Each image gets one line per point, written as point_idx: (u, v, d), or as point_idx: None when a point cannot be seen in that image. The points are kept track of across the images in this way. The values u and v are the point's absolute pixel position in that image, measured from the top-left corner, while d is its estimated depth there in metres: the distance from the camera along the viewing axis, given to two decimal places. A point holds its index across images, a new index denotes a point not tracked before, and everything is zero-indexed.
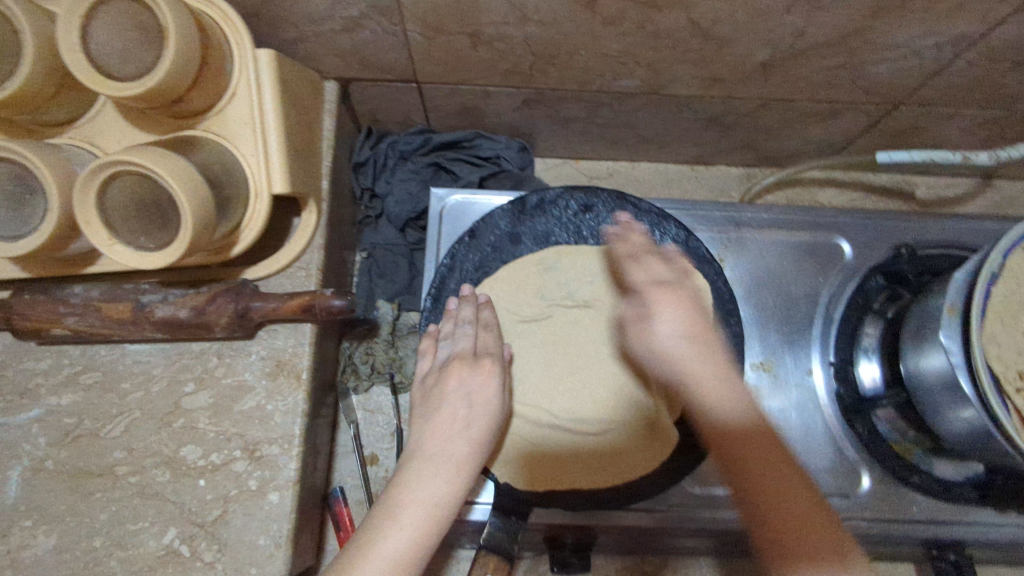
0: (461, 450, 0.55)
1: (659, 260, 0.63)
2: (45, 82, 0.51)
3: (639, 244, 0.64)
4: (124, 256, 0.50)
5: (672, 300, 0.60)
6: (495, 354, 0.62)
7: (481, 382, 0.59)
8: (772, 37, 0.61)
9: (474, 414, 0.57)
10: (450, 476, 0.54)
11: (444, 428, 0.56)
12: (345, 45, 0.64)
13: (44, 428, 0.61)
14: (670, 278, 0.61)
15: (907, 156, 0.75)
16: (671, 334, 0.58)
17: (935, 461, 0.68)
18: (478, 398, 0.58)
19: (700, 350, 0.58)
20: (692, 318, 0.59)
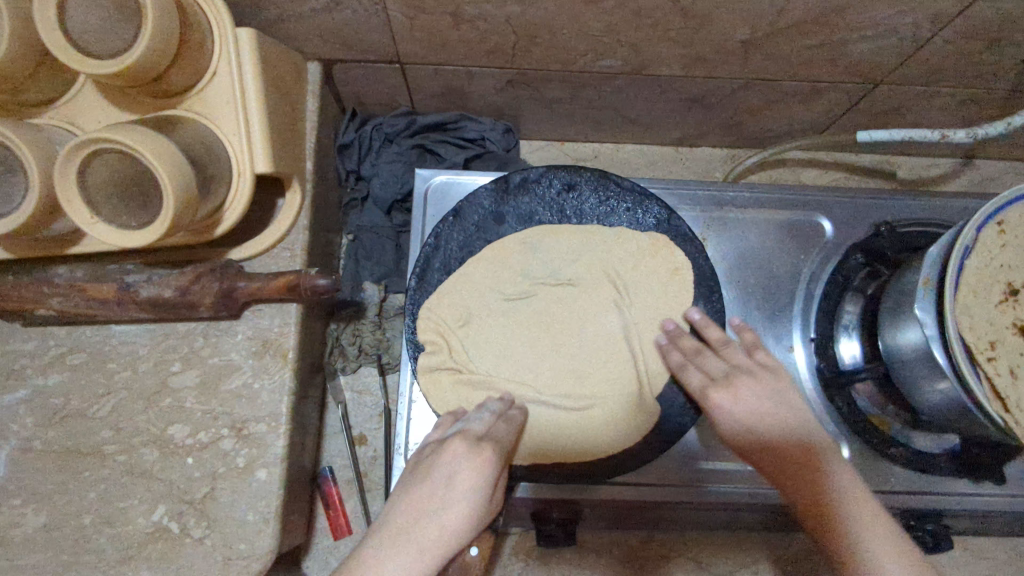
0: (431, 535, 0.47)
1: (711, 356, 0.60)
2: (23, 60, 0.50)
3: (691, 346, 0.62)
4: (107, 235, 0.50)
5: (727, 394, 0.56)
6: (496, 440, 0.54)
7: (474, 466, 0.50)
8: (751, 15, 0.62)
9: (456, 497, 0.49)
10: (409, 566, 0.45)
11: (421, 504, 0.48)
12: (326, 24, 0.64)
13: (31, 408, 0.62)
14: (724, 372, 0.58)
15: (886, 135, 0.75)
16: (733, 428, 0.55)
17: (913, 434, 0.69)
18: (462, 481, 0.49)
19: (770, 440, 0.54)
20: (750, 405, 0.55)
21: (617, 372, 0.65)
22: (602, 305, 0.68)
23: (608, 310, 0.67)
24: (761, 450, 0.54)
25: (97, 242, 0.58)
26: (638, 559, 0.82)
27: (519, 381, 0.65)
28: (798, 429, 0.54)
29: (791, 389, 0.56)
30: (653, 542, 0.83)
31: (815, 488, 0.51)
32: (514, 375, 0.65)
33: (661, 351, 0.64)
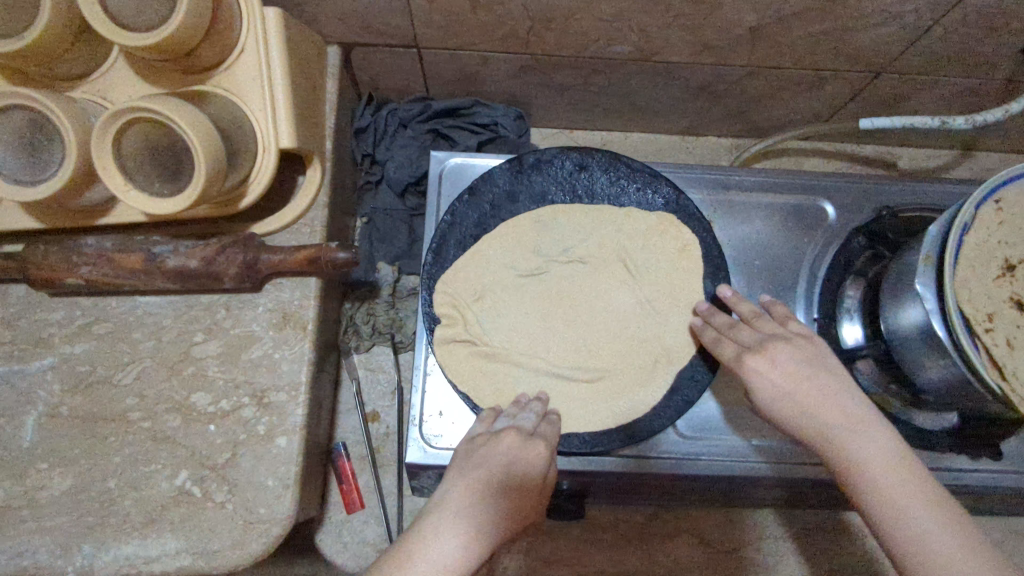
0: (492, 511, 0.49)
1: (745, 328, 0.60)
2: (63, 33, 0.52)
3: (724, 321, 0.63)
4: (139, 201, 0.52)
5: (764, 359, 0.56)
6: (547, 437, 0.58)
7: (530, 457, 0.55)
8: (759, 2, 0.64)
9: (513, 481, 0.52)
10: (473, 537, 0.47)
11: (482, 482, 0.51)
12: (347, 7, 0.66)
13: (58, 375, 0.63)
14: (759, 340, 0.58)
15: (889, 122, 0.77)
16: (775, 398, 0.54)
17: (913, 412, 0.71)
18: (518, 467, 0.53)
19: (814, 407, 0.53)
20: (789, 370, 0.55)
21: (626, 346, 0.68)
22: (612, 282, 0.70)
23: (618, 288, 0.70)
24: (813, 441, 0.52)
25: (126, 213, 0.60)
26: (643, 535, 0.84)
27: (531, 354, 0.67)
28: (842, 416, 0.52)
29: (827, 355, 0.56)
30: (657, 520, 0.85)
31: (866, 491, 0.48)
32: (526, 349, 0.67)
33: (697, 331, 0.64)
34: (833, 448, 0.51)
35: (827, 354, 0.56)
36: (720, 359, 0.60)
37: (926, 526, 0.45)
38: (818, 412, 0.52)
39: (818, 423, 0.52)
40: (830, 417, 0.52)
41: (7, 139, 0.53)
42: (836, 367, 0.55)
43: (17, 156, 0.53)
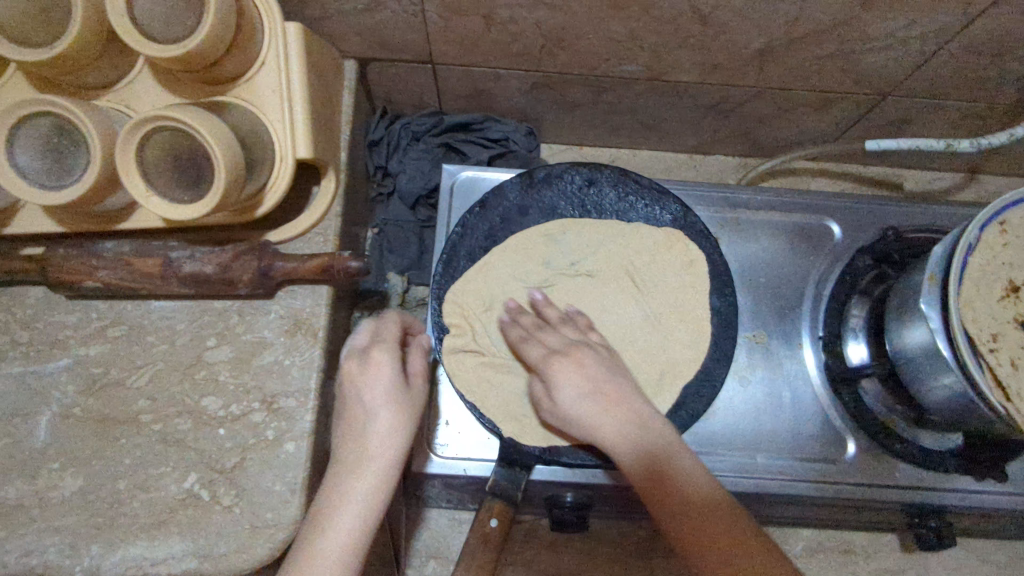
0: (370, 447, 0.55)
1: (552, 331, 0.63)
2: (92, 44, 0.54)
3: (531, 322, 0.65)
4: (159, 208, 0.54)
5: (570, 363, 0.59)
6: (383, 341, 0.59)
7: (373, 377, 0.57)
8: (767, 24, 0.66)
9: (376, 406, 0.56)
10: (378, 475, 0.54)
11: (355, 431, 0.56)
12: (365, 24, 0.68)
13: (72, 377, 0.64)
14: (566, 344, 0.61)
15: (894, 144, 0.78)
16: (577, 399, 0.58)
17: (919, 433, 0.71)
18: (370, 393, 0.57)
19: (608, 406, 0.57)
20: (590, 372, 0.59)
21: (630, 360, 0.68)
22: (619, 296, 0.71)
23: (626, 302, 0.70)
24: (604, 436, 0.56)
25: (145, 218, 0.62)
26: (646, 551, 0.84)
27: None
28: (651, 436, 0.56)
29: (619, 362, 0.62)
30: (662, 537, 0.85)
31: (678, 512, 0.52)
32: None
33: (504, 329, 0.65)
34: (620, 435, 0.56)
35: (622, 364, 0.62)
36: (526, 360, 0.62)
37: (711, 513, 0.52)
38: (626, 423, 0.56)
39: (627, 443, 0.55)
40: (622, 414, 0.57)
41: (34, 144, 0.54)
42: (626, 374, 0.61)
43: (43, 160, 0.54)
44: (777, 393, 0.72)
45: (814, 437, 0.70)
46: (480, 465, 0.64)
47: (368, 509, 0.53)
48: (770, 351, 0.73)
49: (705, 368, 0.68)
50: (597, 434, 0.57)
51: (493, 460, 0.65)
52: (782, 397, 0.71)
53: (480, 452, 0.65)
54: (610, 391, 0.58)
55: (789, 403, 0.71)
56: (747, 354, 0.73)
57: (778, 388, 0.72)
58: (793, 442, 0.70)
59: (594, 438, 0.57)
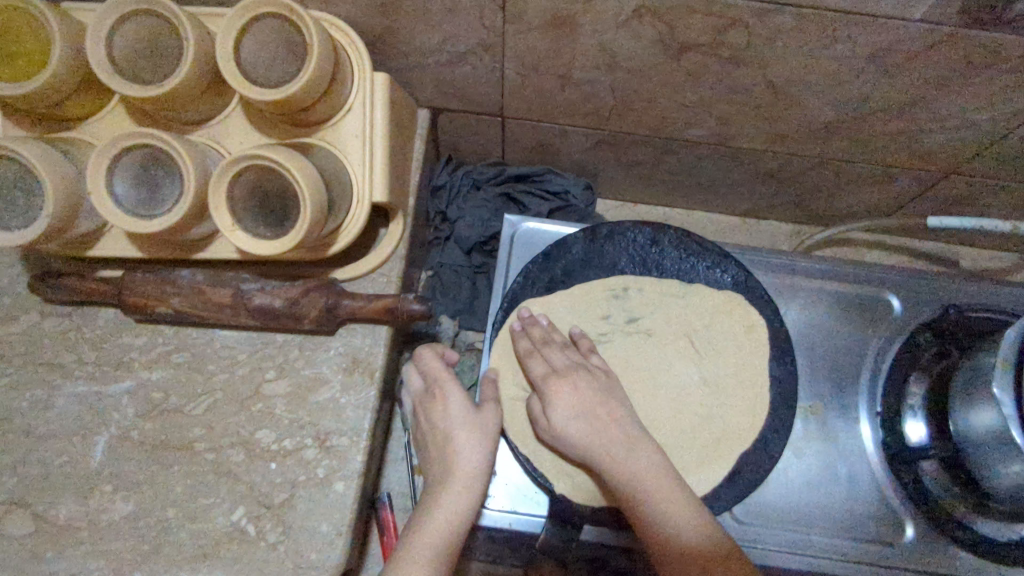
0: (449, 468, 0.60)
1: (556, 349, 0.66)
2: (196, 84, 0.57)
3: (540, 335, 0.68)
4: (244, 242, 0.56)
5: (566, 383, 0.63)
6: (440, 377, 0.66)
7: (441, 409, 0.64)
8: (838, 100, 0.67)
9: (449, 432, 0.62)
10: (461, 489, 0.59)
11: (436, 457, 0.63)
12: (444, 77, 0.71)
13: (133, 400, 0.65)
14: (565, 365, 0.65)
15: (957, 222, 0.77)
16: (570, 421, 0.61)
17: (977, 518, 0.67)
18: (441, 422, 0.63)
19: (597, 429, 0.60)
20: (584, 394, 0.62)
21: (686, 422, 0.68)
22: (677, 357, 0.70)
23: (683, 364, 0.70)
24: (595, 456, 0.59)
25: (223, 249, 0.64)
26: None
27: None
28: (636, 456, 0.58)
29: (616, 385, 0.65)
30: None
31: (647, 522, 0.55)
32: None
33: (513, 335, 0.68)
34: (613, 461, 0.58)
35: (618, 386, 0.65)
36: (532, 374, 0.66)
37: (676, 523, 0.55)
38: (610, 440, 0.59)
39: (609, 460, 0.58)
40: (611, 436, 0.60)
41: (132, 174, 0.57)
42: (620, 394, 0.64)
43: (138, 189, 0.57)
44: (832, 468, 0.69)
45: (871, 517, 0.67)
46: (527, 520, 0.63)
47: (452, 523, 0.58)
48: (827, 425, 0.70)
49: (762, 437, 0.66)
50: (590, 457, 0.59)
51: (542, 515, 0.63)
52: (838, 471, 0.69)
53: (524, 507, 0.64)
54: (599, 410, 0.61)
55: (844, 480, 0.68)
56: (802, 426, 0.71)
57: (834, 462, 0.69)
58: (852, 520, 0.67)
59: (587, 461, 0.60)
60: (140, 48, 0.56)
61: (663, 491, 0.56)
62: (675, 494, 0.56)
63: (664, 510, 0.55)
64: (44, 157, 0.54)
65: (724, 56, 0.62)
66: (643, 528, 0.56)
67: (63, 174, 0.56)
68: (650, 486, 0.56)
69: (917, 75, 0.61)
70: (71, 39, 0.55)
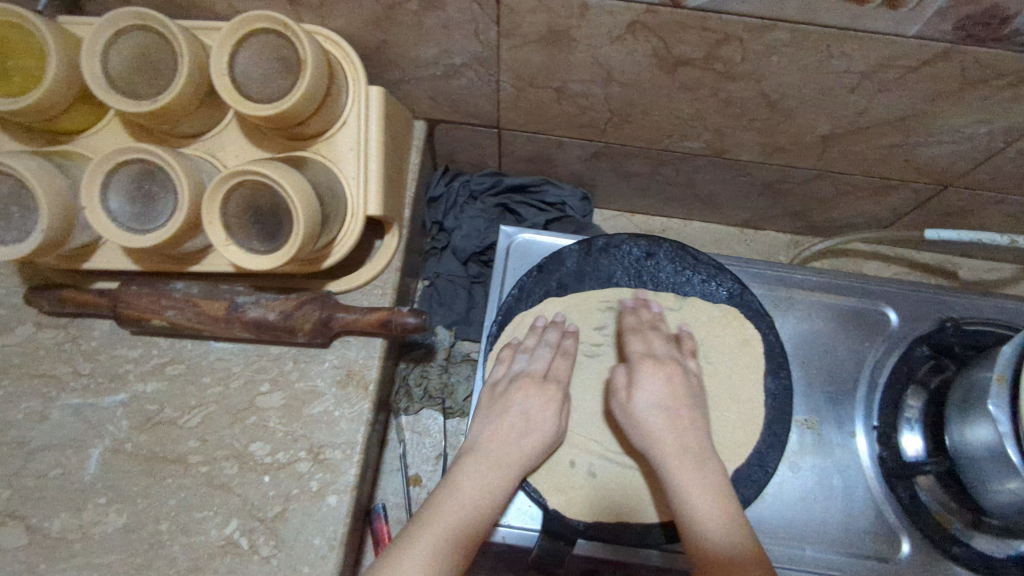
0: (514, 458, 0.62)
1: (658, 337, 0.68)
2: (191, 98, 0.57)
3: (647, 319, 0.69)
4: (236, 257, 0.56)
5: (660, 372, 0.64)
6: (549, 377, 0.67)
7: (545, 407, 0.65)
8: (834, 114, 0.67)
9: (534, 430, 0.64)
10: (509, 479, 0.61)
11: (505, 436, 0.63)
12: (440, 89, 0.71)
13: (127, 412, 0.65)
14: (664, 356, 0.66)
15: (954, 235, 0.76)
16: (653, 407, 0.62)
17: (975, 534, 0.67)
18: (532, 418, 0.64)
19: (676, 425, 0.62)
20: (674, 390, 0.64)
21: None
22: None
23: None
24: (664, 447, 0.60)
25: (217, 263, 0.64)
26: None
27: (585, 436, 0.67)
28: (705, 463, 0.60)
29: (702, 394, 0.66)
30: None
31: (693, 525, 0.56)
32: (580, 430, 0.67)
33: (623, 309, 0.70)
34: (682, 455, 0.60)
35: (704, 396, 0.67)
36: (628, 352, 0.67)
37: (717, 533, 0.55)
38: (687, 438, 0.61)
39: (677, 455, 0.60)
40: (689, 439, 0.61)
41: (126, 189, 0.57)
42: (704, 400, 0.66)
43: (133, 205, 0.57)
44: (827, 482, 0.69)
45: (867, 532, 0.67)
46: (520, 534, 0.63)
47: (488, 502, 0.59)
48: (822, 439, 0.70)
49: (758, 453, 0.66)
50: (659, 446, 0.61)
51: (536, 530, 0.63)
52: (833, 485, 0.68)
53: (519, 521, 0.63)
54: (683, 409, 0.63)
55: (840, 494, 0.68)
56: (797, 439, 0.70)
57: (829, 476, 0.69)
58: (847, 535, 0.67)
59: (653, 448, 0.61)
60: (135, 62, 0.56)
61: (716, 503, 0.57)
62: (723, 504, 0.57)
63: (712, 518, 0.56)
64: (39, 172, 0.55)
65: (718, 70, 0.62)
66: (681, 528, 0.57)
67: (57, 189, 0.56)
68: (712, 494, 0.57)
69: (912, 90, 0.61)
70: (66, 53, 0.56)
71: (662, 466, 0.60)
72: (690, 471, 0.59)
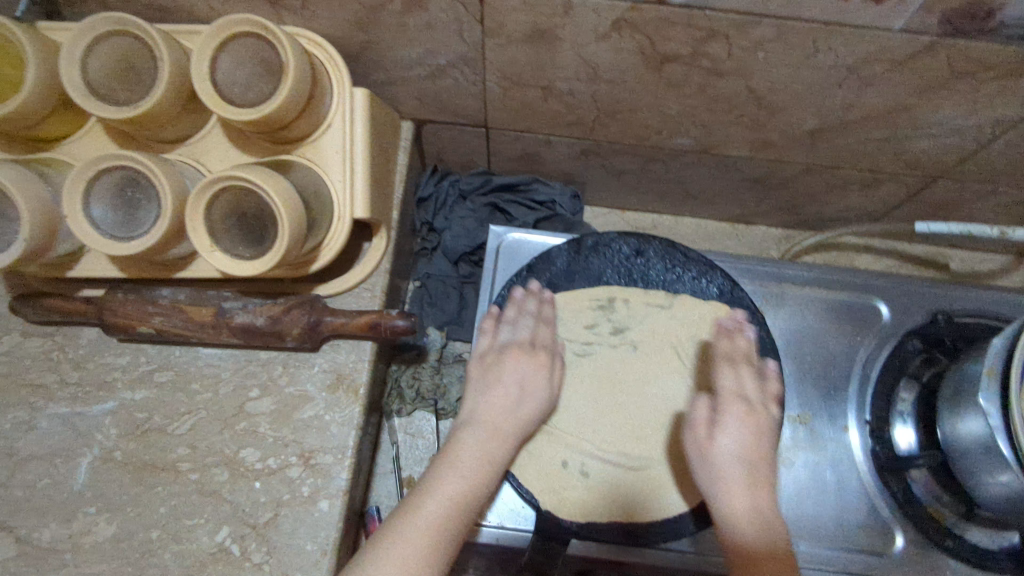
0: (509, 425, 0.64)
1: (749, 376, 0.65)
2: (173, 103, 0.56)
3: (738, 351, 0.67)
4: (221, 262, 0.56)
5: (747, 417, 0.63)
6: (539, 344, 0.69)
7: (534, 373, 0.67)
8: (822, 108, 0.67)
9: (526, 396, 0.66)
10: (507, 443, 0.63)
11: (499, 404, 0.65)
12: (425, 90, 0.71)
13: (115, 421, 0.65)
14: (753, 397, 0.64)
15: (944, 228, 0.76)
16: (736, 454, 0.61)
17: (968, 526, 0.67)
18: (524, 386, 0.66)
19: (754, 477, 0.61)
20: (755, 435, 0.63)
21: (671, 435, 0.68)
22: (664, 369, 0.69)
23: (670, 376, 0.69)
24: (738, 494, 0.60)
25: (203, 268, 0.63)
26: None
27: (576, 435, 0.67)
28: (770, 515, 0.59)
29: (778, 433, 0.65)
30: None
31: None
32: (572, 429, 0.67)
33: (718, 327, 0.68)
34: (753, 507, 0.59)
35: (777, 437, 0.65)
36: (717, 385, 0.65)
37: None
38: (758, 485, 0.61)
39: (747, 505, 0.59)
40: (760, 487, 0.60)
41: (109, 197, 0.56)
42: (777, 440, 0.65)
43: (117, 212, 0.56)
44: (821, 476, 0.69)
45: (861, 527, 0.67)
46: (514, 534, 0.63)
47: (488, 466, 0.61)
48: (815, 434, 0.70)
49: None
50: (730, 491, 0.60)
51: (530, 530, 0.63)
52: (826, 480, 0.68)
53: (513, 522, 0.64)
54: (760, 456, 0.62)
55: (833, 489, 0.68)
56: (791, 435, 0.70)
57: (822, 470, 0.69)
58: (841, 530, 0.67)
59: (721, 492, 0.60)
60: (115, 68, 0.56)
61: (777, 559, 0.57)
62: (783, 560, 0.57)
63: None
64: (19, 181, 0.54)
65: (705, 67, 0.62)
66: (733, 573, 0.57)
67: (39, 197, 0.55)
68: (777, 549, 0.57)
69: (898, 84, 0.61)
70: (45, 60, 0.55)
71: (727, 511, 0.59)
72: (757, 522, 0.58)
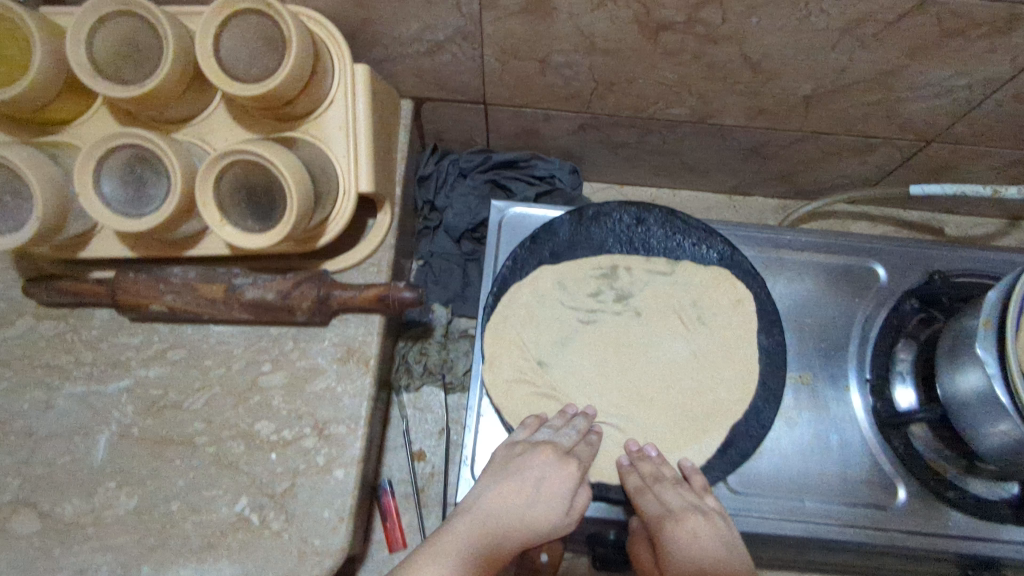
0: (511, 528, 0.56)
1: (669, 485, 0.62)
2: (177, 82, 0.57)
3: (650, 471, 0.63)
4: (231, 236, 0.57)
5: (683, 531, 0.58)
6: (570, 455, 0.61)
7: (560, 476, 0.59)
8: (816, 72, 0.68)
9: (538, 499, 0.57)
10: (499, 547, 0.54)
11: (505, 498, 0.57)
12: (425, 66, 0.72)
13: (132, 398, 0.66)
14: (682, 508, 0.60)
15: (939, 190, 0.77)
16: None
17: (969, 479, 0.68)
18: (542, 489, 0.58)
19: None
20: (703, 547, 0.58)
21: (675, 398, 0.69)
22: (665, 333, 0.72)
23: (671, 339, 0.72)
24: None
25: (212, 246, 0.64)
26: None
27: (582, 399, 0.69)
28: None
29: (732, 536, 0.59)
30: None
31: None
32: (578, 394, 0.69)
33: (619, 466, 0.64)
34: None
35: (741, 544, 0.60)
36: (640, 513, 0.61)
37: None
38: None
39: None
40: None
41: (119, 175, 0.58)
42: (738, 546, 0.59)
43: (127, 190, 0.58)
44: (824, 437, 0.69)
45: (864, 482, 0.68)
46: None
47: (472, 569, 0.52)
48: (817, 395, 0.71)
49: (755, 409, 0.68)
50: None
51: None
52: (830, 440, 0.69)
53: None
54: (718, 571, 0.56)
55: (837, 448, 0.69)
56: (792, 395, 0.71)
57: (825, 431, 0.70)
58: (846, 487, 0.68)
59: None
60: (120, 49, 0.57)
61: None
62: None
63: None
64: (31, 161, 0.55)
65: (700, 33, 0.63)
66: None
67: (50, 177, 0.56)
68: None
69: (889, 45, 0.62)
70: (50, 42, 0.56)
71: None
72: None
